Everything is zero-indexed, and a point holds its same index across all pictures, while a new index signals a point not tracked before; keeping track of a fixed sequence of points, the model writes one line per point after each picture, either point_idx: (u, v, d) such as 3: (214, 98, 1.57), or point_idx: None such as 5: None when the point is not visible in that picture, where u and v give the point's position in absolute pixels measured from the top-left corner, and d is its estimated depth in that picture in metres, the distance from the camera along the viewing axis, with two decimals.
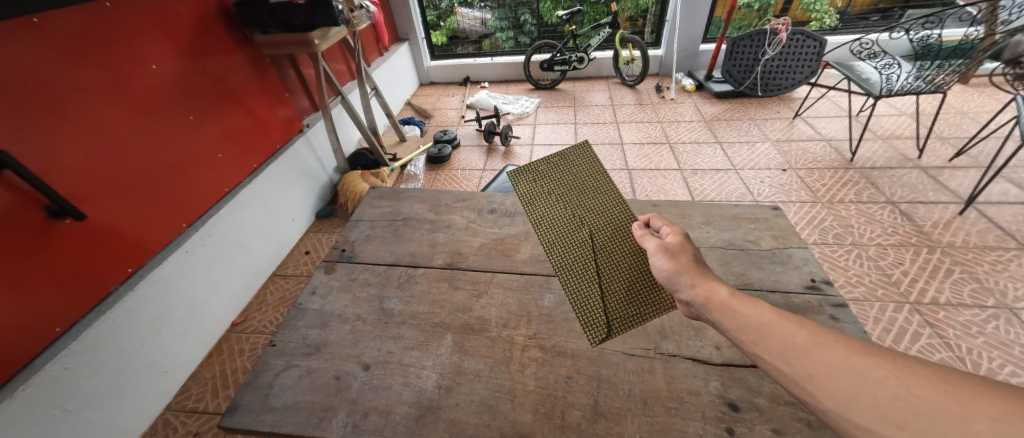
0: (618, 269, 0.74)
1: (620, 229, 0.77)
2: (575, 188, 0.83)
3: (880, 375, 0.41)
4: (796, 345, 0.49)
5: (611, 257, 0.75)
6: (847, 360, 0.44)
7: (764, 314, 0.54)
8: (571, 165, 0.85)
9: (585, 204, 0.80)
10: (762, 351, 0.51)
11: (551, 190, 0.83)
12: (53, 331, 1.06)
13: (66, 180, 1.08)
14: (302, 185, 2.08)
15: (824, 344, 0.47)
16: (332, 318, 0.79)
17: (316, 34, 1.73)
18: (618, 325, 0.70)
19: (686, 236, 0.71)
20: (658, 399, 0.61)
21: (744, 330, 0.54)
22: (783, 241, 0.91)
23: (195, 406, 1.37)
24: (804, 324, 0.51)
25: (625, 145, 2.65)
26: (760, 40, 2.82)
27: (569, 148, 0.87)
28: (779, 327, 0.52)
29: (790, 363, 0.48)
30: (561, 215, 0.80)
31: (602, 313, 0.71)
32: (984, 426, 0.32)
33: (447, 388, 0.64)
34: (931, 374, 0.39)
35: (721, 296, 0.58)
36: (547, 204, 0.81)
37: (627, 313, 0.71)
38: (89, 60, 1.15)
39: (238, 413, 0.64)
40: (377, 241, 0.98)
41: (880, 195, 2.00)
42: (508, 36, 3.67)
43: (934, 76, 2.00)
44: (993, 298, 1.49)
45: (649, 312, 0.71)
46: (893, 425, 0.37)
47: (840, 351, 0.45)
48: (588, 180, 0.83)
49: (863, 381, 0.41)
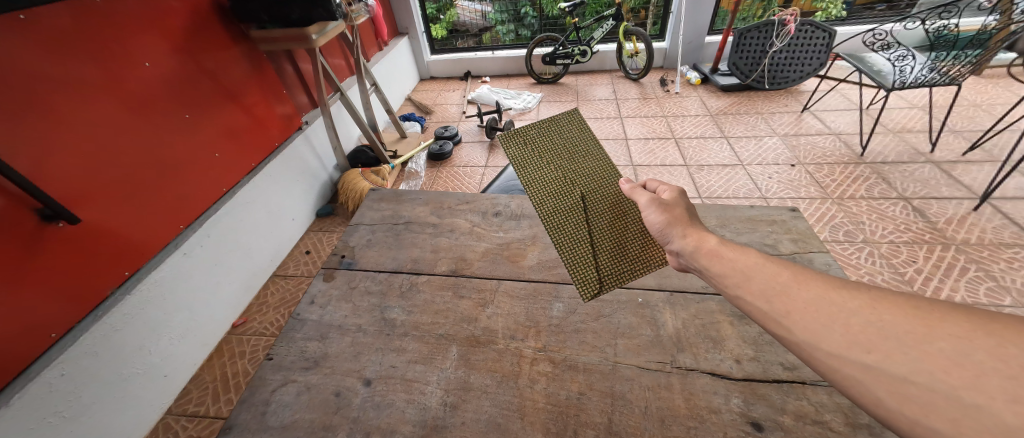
0: (609, 230, 0.78)
1: (611, 192, 0.81)
2: (566, 154, 0.85)
3: (854, 305, 0.43)
4: (776, 283, 0.51)
5: (601, 219, 0.79)
6: (823, 294, 0.46)
7: (749, 260, 0.56)
8: (562, 130, 0.87)
9: (577, 170, 0.83)
10: (744, 292, 0.53)
11: (544, 156, 0.84)
12: (49, 336, 1.03)
13: (59, 182, 1.04)
14: (301, 184, 2.04)
15: (803, 281, 0.49)
16: (331, 329, 0.76)
17: (312, 28, 1.68)
18: (608, 282, 0.75)
19: (681, 193, 0.74)
20: (676, 418, 0.57)
21: (729, 275, 0.56)
22: (803, 246, 0.87)
23: (196, 410, 1.35)
24: (787, 264, 0.53)
25: (629, 140, 2.60)
26: (767, 31, 2.75)
27: (560, 116, 0.89)
28: (761, 269, 0.54)
29: (769, 301, 0.50)
30: (553, 180, 0.81)
31: (593, 271, 0.76)
32: (948, 344, 0.35)
33: (453, 405, 0.61)
34: (900, 298, 0.41)
35: (711, 243, 0.62)
36: (541, 170, 0.82)
37: (616, 271, 0.76)
38: (79, 57, 1.11)
39: (233, 432, 0.60)
40: (377, 247, 0.95)
41: (891, 191, 1.96)
42: (509, 29, 3.58)
43: (949, 68, 1.93)
44: (1010, 297, 1.45)
45: (636, 270, 0.77)
46: (860, 349, 0.40)
47: (819, 287, 0.47)
48: (578, 147, 0.86)
49: (836, 313, 0.44)
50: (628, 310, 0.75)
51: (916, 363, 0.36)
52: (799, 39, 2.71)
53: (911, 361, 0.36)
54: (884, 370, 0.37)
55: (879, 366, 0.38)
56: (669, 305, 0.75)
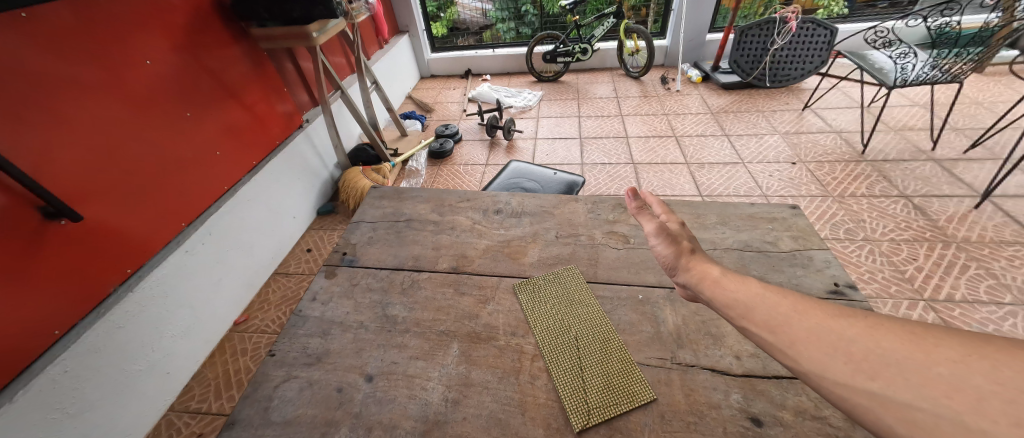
0: (601, 367, 0.65)
1: (605, 334, 0.70)
2: (566, 301, 0.77)
3: (853, 332, 0.44)
4: (778, 314, 0.52)
5: (594, 358, 0.66)
6: (823, 324, 0.47)
7: (751, 290, 0.57)
8: (563, 283, 0.81)
9: (576, 315, 0.74)
10: (748, 323, 0.54)
11: (547, 304, 0.76)
12: (51, 334, 1.03)
13: (61, 180, 1.05)
14: (302, 182, 2.04)
15: (803, 310, 0.50)
16: (333, 326, 0.76)
17: (313, 27, 1.69)
18: (600, 413, 0.58)
19: (681, 224, 0.78)
20: (676, 413, 0.58)
21: (732, 306, 0.57)
22: (803, 243, 0.87)
23: (199, 407, 1.36)
24: (787, 294, 0.54)
25: (630, 139, 2.60)
26: (768, 29, 2.73)
27: (561, 271, 0.84)
28: (763, 298, 0.55)
29: (773, 332, 0.51)
30: (552, 323, 0.72)
31: (583, 397, 0.60)
32: (946, 370, 0.35)
33: (454, 401, 0.61)
34: (896, 326, 0.42)
35: (714, 274, 0.64)
36: (534, 294, 0.79)
37: (610, 402, 0.59)
38: (80, 55, 1.11)
39: (236, 427, 0.61)
40: (378, 244, 0.96)
41: (892, 189, 1.96)
42: (509, 27, 3.58)
43: (950, 66, 1.93)
44: (1010, 295, 1.45)
45: (633, 402, 0.59)
46: (865, 377, 0.40)
47: (818, 316, 0.48)
48: (578, 295, 0.78)
49: (835, 340, 0.45)
50: (628, 307, 0.75)
51: (917, 388, 0.36)
52: (800, 37, 2.70)
53: (913, 387, 0.36)
54: (889, 397, 0.37)
55: (884, 392, 0.38)
56: (669, 302, 0.75)
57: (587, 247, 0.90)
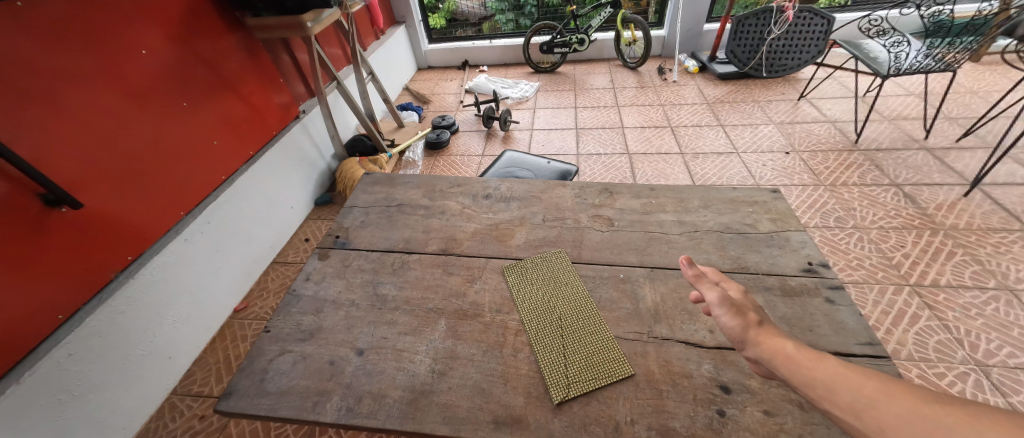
0: (583, 345, 0.67)
1: (587, 314, 0.72)
2: (552, 282, 0.79)
3: (950, 420, 0.38)
4: (863, 397, 0.45)
5: (576, 337, 0.68)
6: (916, 409, 0.41)
7: (831, 368, 0.50)
8: (550, 266, 0.83)
9: (561, 296, 0.76)
10: (830, 406, 0.48)
11: (533, 284, 0.79)
12: (56, 318, 1.06)
13: (62, 168, 1.07)
14: (300, 173, 2.07)
15: (892, 393, 0.44)
16: (326, 304, 0.79)
17: (307, 16, 1.69)
18: (579, 387, 0.60)
19: (745, 291, 0.66)
20: (650, 382, 0.60)
21: (810, 386, 0.50)
22: (781, 225, 0.89)
23: (201, 391, 1.39)
24: (876, 375, 0.47)
25: (625, 129, 2.61)
26: (765, 18, 2.74)
27: (549, 254, 0.86)
28: (846, 377, 0.48)
29: (859, 416, 0.45)
30: (538, 302, 0.75)
31: (563, 371, 0.62)
32: None
33: (440, 373, 0.64)
34: (1008, 418, 0.35)
35: (787, 349, 0.55)
36: (522, 275, 0.81)
37: (589, 377, 0.61)
38: (77, 44, 1.12)
39: (233, 397, 0.64)
40: (370, 228, 0.98)
41: (884, 177, 1.98)
42: (508, 18, 3.56)
43: (944, 54, 1.94)
44: (994, 280, 1.48)
45: (611, 377, 0.61)
46: None
47: (909, 401, 0.42)
48: (563, 276, 0.80)
49: (930, 428, 0.38)
50: (610, 285, 0.78)
51: None
52: (798, 27, 2.70)
53: None
54: None
55: None
56: (649, 280, 0.78)
57: (573, 230, 0.92)
